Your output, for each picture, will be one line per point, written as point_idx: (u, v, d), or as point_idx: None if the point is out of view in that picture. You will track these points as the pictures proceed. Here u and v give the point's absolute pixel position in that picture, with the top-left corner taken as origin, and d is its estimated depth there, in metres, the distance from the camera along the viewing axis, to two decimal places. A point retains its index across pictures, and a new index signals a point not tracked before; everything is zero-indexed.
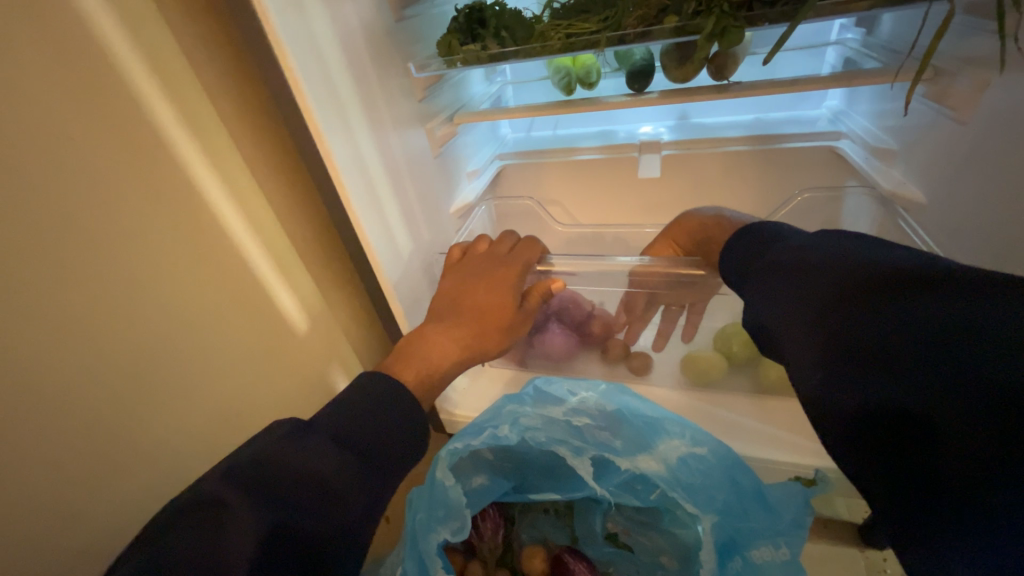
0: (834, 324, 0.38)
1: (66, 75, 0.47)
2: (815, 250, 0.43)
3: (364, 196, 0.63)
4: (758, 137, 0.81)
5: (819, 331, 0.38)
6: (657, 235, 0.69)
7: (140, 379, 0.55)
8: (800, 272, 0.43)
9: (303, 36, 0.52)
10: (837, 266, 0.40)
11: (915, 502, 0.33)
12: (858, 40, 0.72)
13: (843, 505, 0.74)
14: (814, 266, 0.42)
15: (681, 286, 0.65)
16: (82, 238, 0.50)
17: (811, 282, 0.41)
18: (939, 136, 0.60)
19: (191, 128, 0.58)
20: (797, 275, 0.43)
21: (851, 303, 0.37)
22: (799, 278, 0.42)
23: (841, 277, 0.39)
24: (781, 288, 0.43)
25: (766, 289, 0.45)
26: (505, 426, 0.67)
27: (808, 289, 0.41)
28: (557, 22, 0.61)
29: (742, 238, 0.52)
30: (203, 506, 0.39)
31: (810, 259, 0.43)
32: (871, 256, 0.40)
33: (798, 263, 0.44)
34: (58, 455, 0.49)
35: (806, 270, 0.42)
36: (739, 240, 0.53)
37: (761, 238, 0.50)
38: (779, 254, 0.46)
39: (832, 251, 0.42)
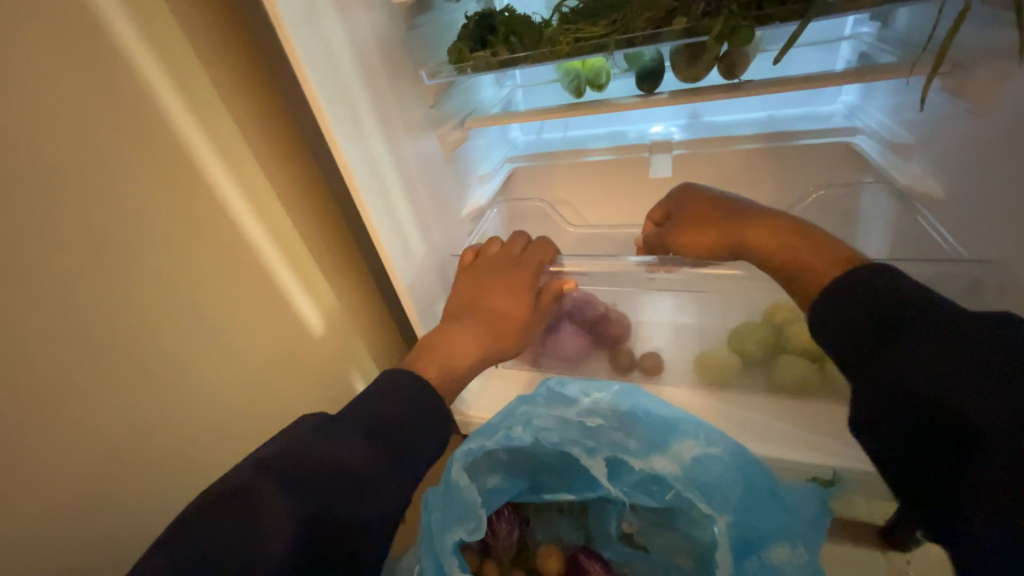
0: None
1: (96, 92, 0.50)
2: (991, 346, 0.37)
3: (376, 199, 0.65)
4: (771, 134, 0.80)
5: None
6: (685, 227, 0.60)
7: (167, 379, 0.58)
8: (977, 362, 0.37)
9: (316, 45, 0.54)
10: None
11: None
12: (872, 33, 0.71)
13: (865, 506, 0.71)
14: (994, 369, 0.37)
15: (701, 279, 0.65)
16: (111, 246, 0.52)
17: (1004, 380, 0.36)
18: (959, 131, 0.59)
19: (213, 139, 0.61)
20: (977, 367, 0.37)
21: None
22: (980, 370, 0.37)
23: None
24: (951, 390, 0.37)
25: (936, 379, 0.38)
26: (518, 427, 0.68)
27: (1005, 388, 0.36)
28: (565, 26, 0.61)
29: (853, 287, 0.44)
30: (238, 495, 0.41)
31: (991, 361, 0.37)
32: None
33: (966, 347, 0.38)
34: (93, 450, 0.52)
35: (988, 361, 0.37)
36: (850, 284, 0.44)
37: (883, 296, 0.42)
38: (935, 329, 0.39)
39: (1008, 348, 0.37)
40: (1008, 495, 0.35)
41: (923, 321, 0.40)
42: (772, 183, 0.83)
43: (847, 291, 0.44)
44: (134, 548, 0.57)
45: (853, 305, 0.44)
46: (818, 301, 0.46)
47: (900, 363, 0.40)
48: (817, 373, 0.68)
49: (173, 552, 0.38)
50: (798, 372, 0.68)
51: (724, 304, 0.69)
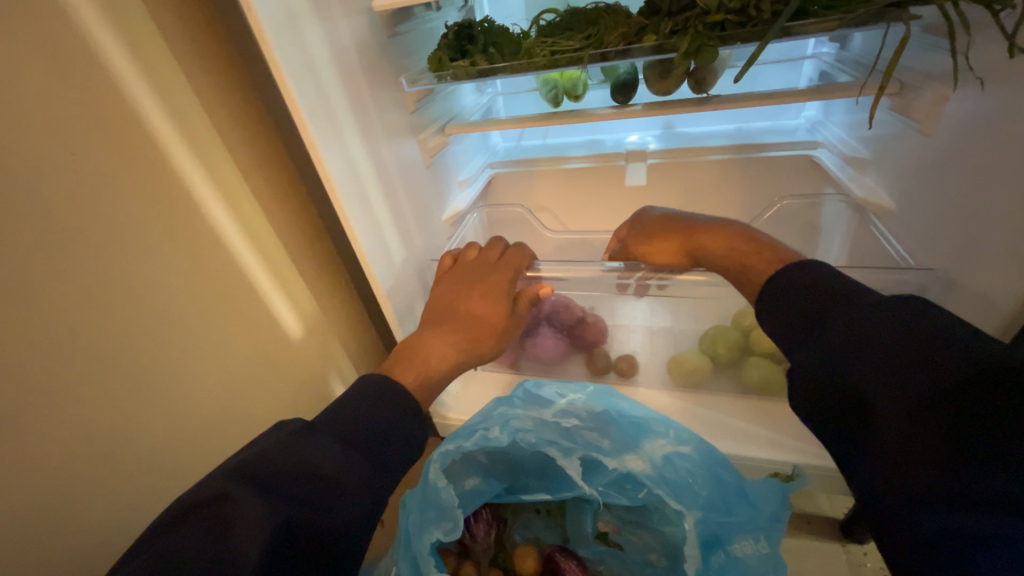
0: (921, 422, 0.36)
1: (70, 91, 0.49)
2: (890, 327, 0.40)
3: (356, 204, 0.65)
4: (739, 146, 0.84)
5: (915, 431, 0.37)
6: (652, 234, 0.65)
7: (140, 384, 0.57)
8: (890, 347, 0.39)
9: (297, 51, 0.54)
10: (918, 356, 0.38)
11: None
12: (832, 53, 0.76)
13: (826, 501, 0.78)
14: (887, 348, 0.39)
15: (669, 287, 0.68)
16: (83, 247, 0.51)
17: (913, 364, 0.38)
18: (907, 147, 0.63)
19: (190, 141, 0.60)
20: (894, 352, 0.39)
21: (958, 396, 0.36)
22: (891, 355, 0.39)
23: (943, 363, 0.37)
24: (851, 368, 0.40)
25: (849, 359, 0.41)
26: (495, 428, 0.68)
27: (906, 372, 0.38)
28: (543, 39, 0.63)
29: (787, 280, 0.48)
30: (213, 501, 0.40)
31: (884, 341, 0.40)
32: (953, 348, 0.37)
33: (883, 335, 0.40)
34: (61, 459, 0.51)
35: (902, 349, 0.39)
36: (785, 277, 0.48)
37: (821, 286, 0.46)
38: (847, 314, 0.43)
39: (905, 330, 0.39)
40: (889, 465, 0.38)
41: (852, 309, 0.42)
42: (739, 192, 0.87)
43: (791, 280, 0.48)
44: (104, 558, 0.56)
45: (794, 294, 0.47)
46: (762, 296, 0.50)
47: (822, 344, 0.43)
48: (781, 375, 0.71)
49: (145, 560, 0.38)
50: (763, 373, 0.72)
51: (696, 309, 0.73)
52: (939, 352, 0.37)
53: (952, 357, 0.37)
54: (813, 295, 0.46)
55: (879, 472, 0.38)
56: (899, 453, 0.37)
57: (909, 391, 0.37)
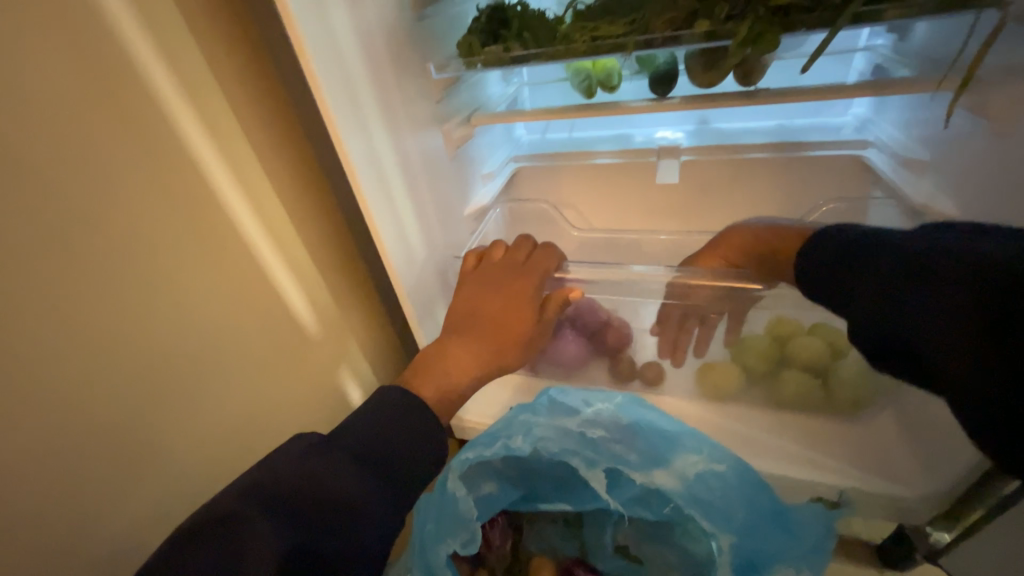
0: (958, 334, 0.40)
1: (82, 72, 0.47)
2: (905, 262, 0.44)
3: (379, 198, 0.62)
4: (782, 144, 0.78)
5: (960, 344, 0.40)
6: (706, 244, 0.68)
7: (154, 381, 0.55)
8: (907, 284, 0.43)
9: (323, 34, 0.51)
10: (932, 280, 0.41)
11: None
12: (889, 45, 0.70)
13: (862, 525, 0.73)
14: (907, 283, 0.43)
15: (727, 299, 0.64)
16: (95, 238, 0.49)
17: (940, 297, 0.41)
18: (975, 149, 0.58)
19: (208, 127, 0.57)
20: (920, 290, 0.42)
21: (986, 310, 0.38)
22: (910, 292, 0.43)
23: (968, 288, 0.39)
24: (881, 310, 0.45)
25: (886, 309, 0.44)
26: (517, 437, 0.66)
27: (940, 306, 0.41)
28: (581, 23, 0.58)
29: (811, 249, 0.53)
30: (224, 522, 0.39)
31: (904, 276, 0.44)
32: (959, 262, 0.40)
33: (910, 277, 0.43)
34: (72, 459, 0.49)
35: (932, 286, 0.41)
36: (810, 249, 0.53)
37: (848, 247, 0.49)
38: (864, 264, 0.47)
39: (916, 261, 0.43)
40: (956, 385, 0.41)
41: (879, 264, 0.46)
42: (780, 194, 0.82)
43: (822, 251, 0.52)
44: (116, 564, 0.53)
45: (825, 263, 0.51)
46: (796, 270, 0.54)
47: (860, 303, 0.46)
48: (819, 391, 0.67)
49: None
50: (800, 388, 0.67)
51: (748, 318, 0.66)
52: (965, 277, 0.40)
53: (978, 278, 0.39)
54: (840, 259, 0.50)
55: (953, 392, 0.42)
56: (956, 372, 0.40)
57: (948, 321, 0.40)
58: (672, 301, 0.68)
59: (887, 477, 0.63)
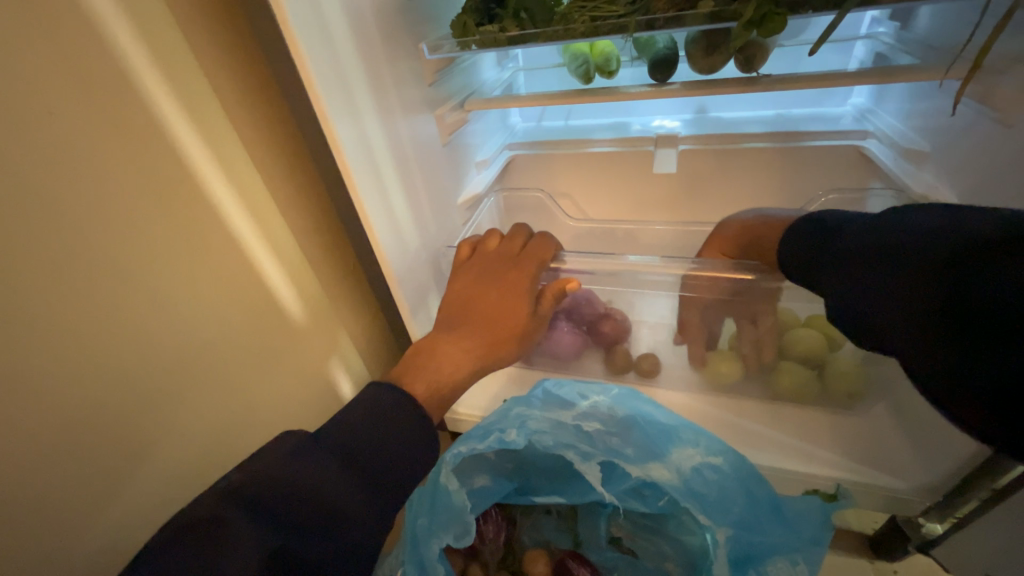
0: (902, 296, 0.39)
1: (52, 46, 0.43)
2: (868, 233, 0.44)
3: (370, 186, 0.60)
4: (779, 134, 0.77)
5: (903, 306, 0.39)
6: (706, 242, 0.69)
7: (135, 378, 0.52)
8: (860, 255, 0.44)
9: (310, 8, 0.48)
10: (884, 249, 0.42)
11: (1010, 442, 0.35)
12: (891, 34, 0.68)
13: (853, 514, 0.76)
14: (864, 253, 0.43)
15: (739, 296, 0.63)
16: (70, 226, 0.45)
17: (890, 267, 0.41)
18: (978, 138, 0.57)
19: (188, 107, 0.54)
20: (872, 262, 0.43)
21: (926, 273, 0.38)
22: (861, 262, 0.43)
23: (918, 260, 0.39)
24: (840, 281, 0.45)
25: (843, 284, 0.45)
26: (512, 430, 0.64)
27: (888, 276, 0.41)
28: (581, 3, 0.56)
29: (798, 228, 0.53)
30: (205, 523, 0.37)
31: (863, 246, 0.44)
32: (909, 230, 0.41)
33: (867, 251, 0.43)
34: (51, 461, 0.46)
35: (885, 259, 0.41)
36: (794, 229, 0.53)
37: (822, 231, 0.50)
38: (835, 238, 0.47)
39: (876, 233, 0.44)
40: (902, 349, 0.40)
41: (843, 242, 0.46)
42: (777, 186, 0.81)
43: (796, 235, 0.53)
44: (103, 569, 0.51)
45: (799, 246, 0.52)
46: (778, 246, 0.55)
47: (826, 280, 0.47)
48: (815, 382, 0.67)
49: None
50: (796, 381, 0.67)
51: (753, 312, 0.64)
52: (914, 251, 0.40)
53: (929, 250, 0.39)
54: (810, 242, 0.51)
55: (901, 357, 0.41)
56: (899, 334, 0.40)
57: (896, 289, 0.40)
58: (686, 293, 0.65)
59: (882, 469, 0.63)
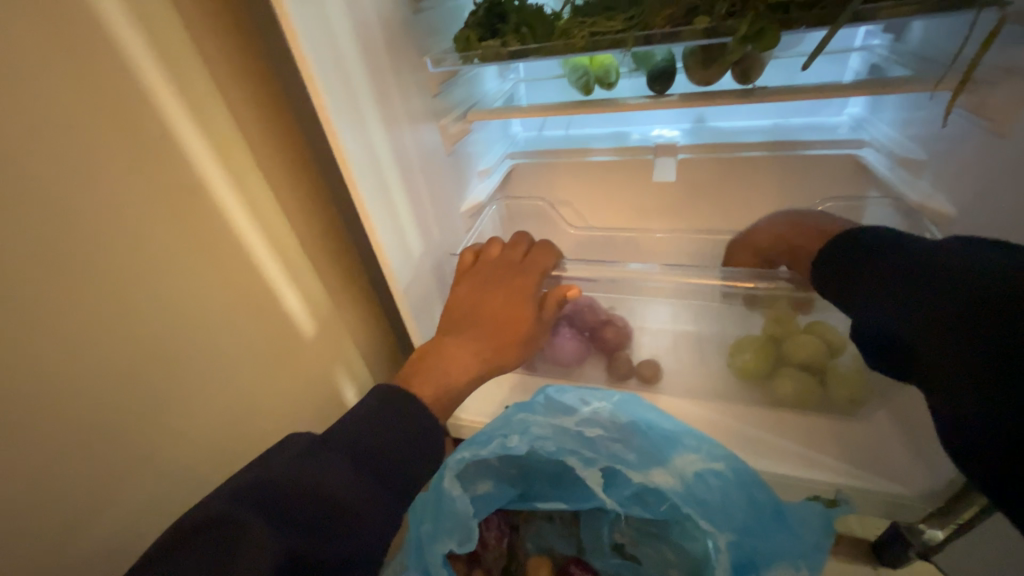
0: (943, 336, 0.39)
1: (70, 63, 0.45)
2: (921, 260, 0.44)
3: (376, 194, 0.61)
4: (776, 143, 0.79)
5: (942, 345, 0.39)
6: (738, 245, 0.71)
7: (144, 383, 0.53)
8: (907, 284, 0.43)
9: (318, 24, 0.50)
10: (933, 283, 0.41)
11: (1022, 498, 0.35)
12: (885, 46, 0.70)
13: (856, 521, 0.76)
14: (911, 282, 0.43)
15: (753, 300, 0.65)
16: (83, 234, 0.47)
17: (939, 296, 0.40)
18: (972, 148, 0.58)
19: (199, 119, 0.55)
20: (924, 288, 0.42)
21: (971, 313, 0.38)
22: (905, 291, 0.43)
23: (968, 298, 0.39)
24: (882, 308, 0.45)
25: (886, 302, 0.44)
26: (514, 436, 0.65)
27: (933, 311, 0.40)
28: (580, 18, 0.57)
29: (833, 243, 0.52)
30: (217, 523, 0.37)
31: (911, 274, 0.44)
32: (964, 265, 0.40)
33: (919, 276, 0.43)
34: (60, 464, 0.47)
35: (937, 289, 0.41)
36: (834, 241, 0.52)
37: (864, 245, 0.49)
38: (879, 260, 0.47)
39: (928, 261, 0.43)
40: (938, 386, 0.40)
41: (896, 262, 0.45)
42: (776, 194, 0.82)
43: (833, 249, 0.51)
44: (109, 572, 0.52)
45: (832, 261, 0.51)
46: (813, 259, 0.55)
47: (865, 297, 0.46)
48: (816, 388, 0.67)
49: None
50: (794, 388, 0.68)
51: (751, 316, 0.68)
52: (964, 288, 0.39)
53: (980, 290, 0.38)
54: (849, 256, 0.49)
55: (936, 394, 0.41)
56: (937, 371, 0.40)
57: (940, 318, 0.40)
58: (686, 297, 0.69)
59: (883, 475, 0.63)
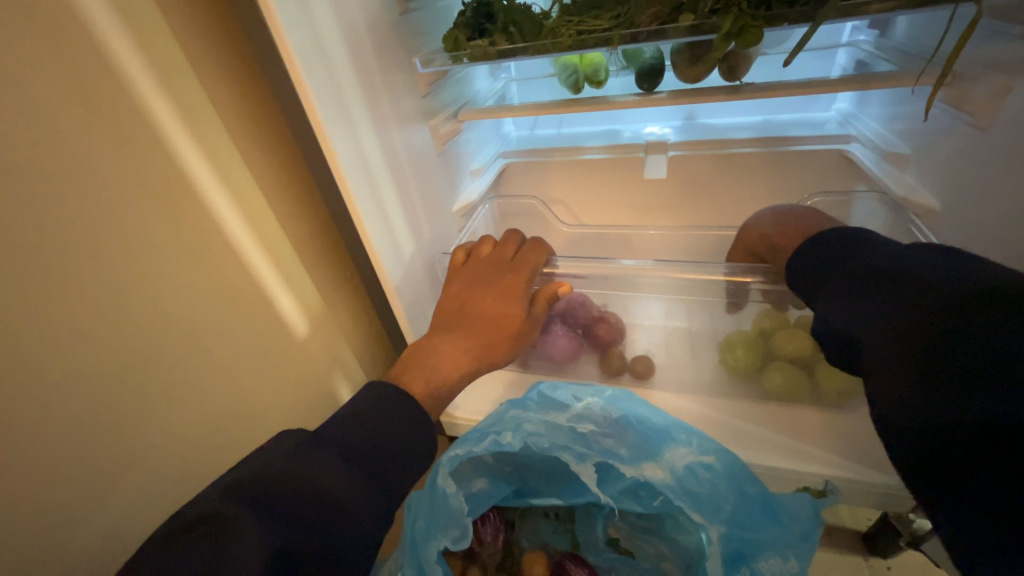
0: (897, 328, 0.38)
1: (56, 65, 0.45)
2: (888, 258, 0.44)
3: (365, 194, 0.61)
4: (766, 139, 0.79)
5: (894, 338, 0.38)
6: (734, 244, 0.71)
7: (137, 384, 0.53)
8: (869, 280, 0.43)
9: (305, 26, 0.50)
10: (895, 279, 0.41)
11: (945, 491, 0.34)
12: (871, 41, 0.71)
13: (847, 512, 0.76)
14: (873, 278, 0.43)
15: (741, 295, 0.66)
16: (74, 237, 0.47)
17: (892, 298, 0.40)
18: (956, 141, 0.58)
19: (189, 122, 0.55)
20: (871, 286, 0.42)
21: (929, 310, 0.37)
22: (865, 287, 0.43)
23: (928, 295, 0.38)
24: (841, 302, 0.44)
25: (836, 301, 0.44)
26: (507, 433, 0.65)
27: (889, 306, 0.40)
28: (567, 17, 0.58)
29: (813, 241, 0.53)
30: (209, 520, 0.38)
31: (873, 271, 0.43)
32: (931, 267, 0.40)
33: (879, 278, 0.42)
34: (53, 465, 0.47)
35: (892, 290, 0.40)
36: (815, 239, 0.53)
37: (833, 250, 0.50)
38: (850, 260, 0.47)
39: (894, 260, 0.43)
40: (872, 378, 0.39)
41: (852, 264, 0.46)
42: (765, 190, 0.83)
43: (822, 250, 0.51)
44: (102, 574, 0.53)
45: (822, 260, 0.50)
46: (788, 258, 0.55)
47: (829, 293, 0.46)
48: (805, 381, 0.68)
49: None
50: (786, 381, 0.68)
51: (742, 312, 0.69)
52: (926, 285, 0.39)
53: (942, 288, 0.38)
54: (839, 257, 0.49)
55: (870, 385, 0.39)
56: (877, 362, 0.38)
57: (875, 309, 0.40)
58: (677, 294, 0.70)
59: (873, 466, 0.64)
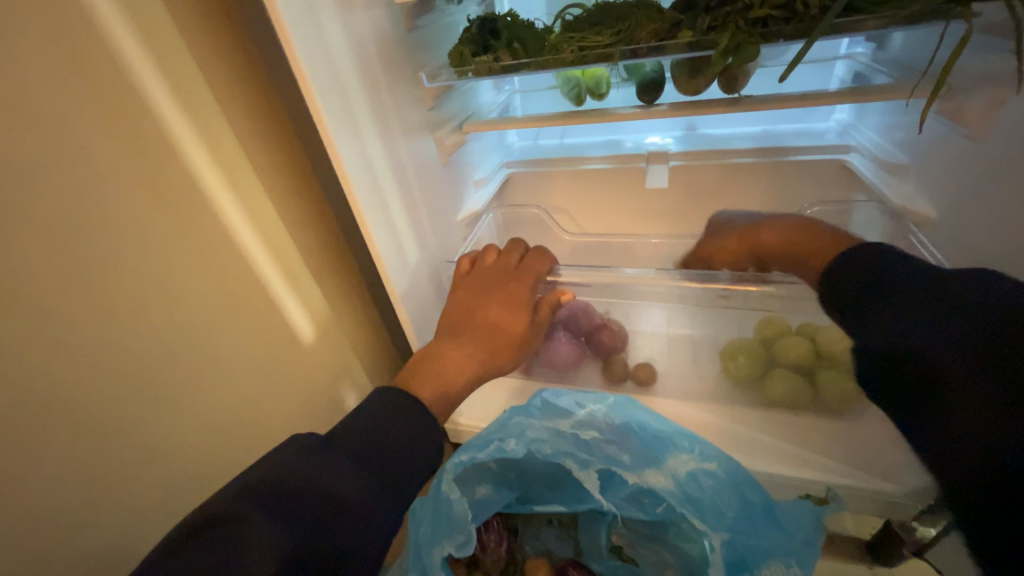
0: (1003, 364, 0.41)
1: (77, 82, 0.47)
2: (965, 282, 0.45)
3: (373, 204, 0.63)
4: (765, 149, 0.81)
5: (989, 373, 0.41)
6: (728, 238, 0.71)
7: (148, 389, 0.55)
8: (945, 305, 0.45)
9: (316, 44, 0.52)
10: (980, 310, 0.43)
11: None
12: (868, 54, 0.72)
13: (850, 519, 0.76)
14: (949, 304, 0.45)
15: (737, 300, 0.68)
16: (93, 246, 0.49)
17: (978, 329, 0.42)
18: (952, 152, 0.59)
19: (202, 135, 0.57)
20: (948, 315, 0.44)
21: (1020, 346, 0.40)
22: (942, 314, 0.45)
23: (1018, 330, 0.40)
24: (918, 326, 0.46)
25: (909, 323, 0.46)
26: (511, 440, 0.66)
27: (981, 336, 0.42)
28: (569, 34, 0.60)
29: (852, 253, 0.54)
30: (223, 522, 0.39)
31: (953, 296, 0.45)
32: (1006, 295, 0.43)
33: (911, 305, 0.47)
34: (67, 467, 0.49)
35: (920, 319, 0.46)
36: (852, 251, 0.54)
37: (885, 263, 0.51)
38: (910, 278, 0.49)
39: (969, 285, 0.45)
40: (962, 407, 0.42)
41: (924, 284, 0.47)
42: (765, 199, 0.84)
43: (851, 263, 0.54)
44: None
45: (853, 274, 0.53)
46: (826, 266, 0.56)
47: (893, 313, 0.48)
48: (808, 389, 0.68)
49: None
50: (788, 389, 0.68)
51: (740, 317, 0.72)
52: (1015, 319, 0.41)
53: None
54: (872, 274, 0.51)
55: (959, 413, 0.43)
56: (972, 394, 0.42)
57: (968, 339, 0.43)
58: (679, 300, 0.72)
59: (875, 474, 0.64)
